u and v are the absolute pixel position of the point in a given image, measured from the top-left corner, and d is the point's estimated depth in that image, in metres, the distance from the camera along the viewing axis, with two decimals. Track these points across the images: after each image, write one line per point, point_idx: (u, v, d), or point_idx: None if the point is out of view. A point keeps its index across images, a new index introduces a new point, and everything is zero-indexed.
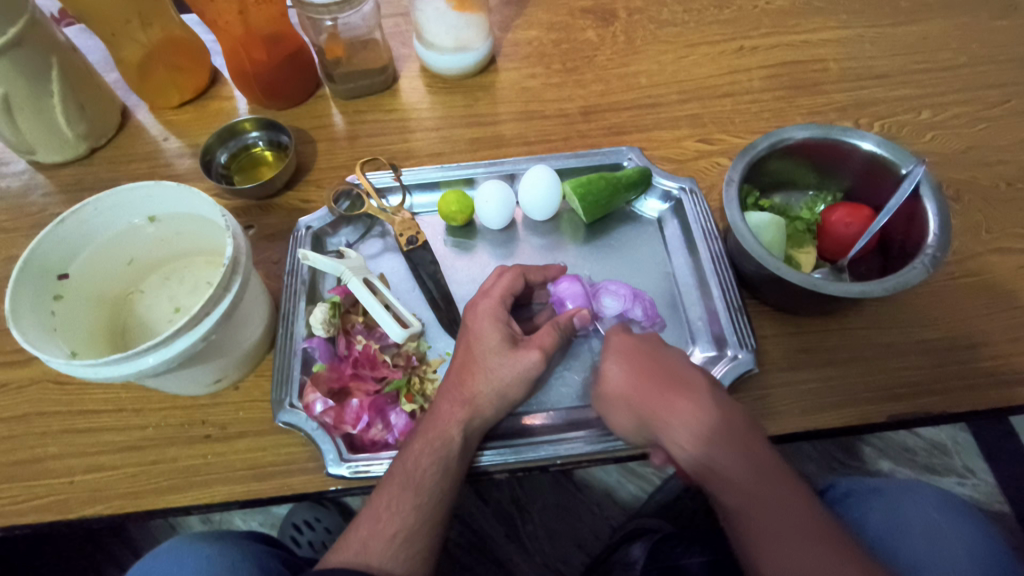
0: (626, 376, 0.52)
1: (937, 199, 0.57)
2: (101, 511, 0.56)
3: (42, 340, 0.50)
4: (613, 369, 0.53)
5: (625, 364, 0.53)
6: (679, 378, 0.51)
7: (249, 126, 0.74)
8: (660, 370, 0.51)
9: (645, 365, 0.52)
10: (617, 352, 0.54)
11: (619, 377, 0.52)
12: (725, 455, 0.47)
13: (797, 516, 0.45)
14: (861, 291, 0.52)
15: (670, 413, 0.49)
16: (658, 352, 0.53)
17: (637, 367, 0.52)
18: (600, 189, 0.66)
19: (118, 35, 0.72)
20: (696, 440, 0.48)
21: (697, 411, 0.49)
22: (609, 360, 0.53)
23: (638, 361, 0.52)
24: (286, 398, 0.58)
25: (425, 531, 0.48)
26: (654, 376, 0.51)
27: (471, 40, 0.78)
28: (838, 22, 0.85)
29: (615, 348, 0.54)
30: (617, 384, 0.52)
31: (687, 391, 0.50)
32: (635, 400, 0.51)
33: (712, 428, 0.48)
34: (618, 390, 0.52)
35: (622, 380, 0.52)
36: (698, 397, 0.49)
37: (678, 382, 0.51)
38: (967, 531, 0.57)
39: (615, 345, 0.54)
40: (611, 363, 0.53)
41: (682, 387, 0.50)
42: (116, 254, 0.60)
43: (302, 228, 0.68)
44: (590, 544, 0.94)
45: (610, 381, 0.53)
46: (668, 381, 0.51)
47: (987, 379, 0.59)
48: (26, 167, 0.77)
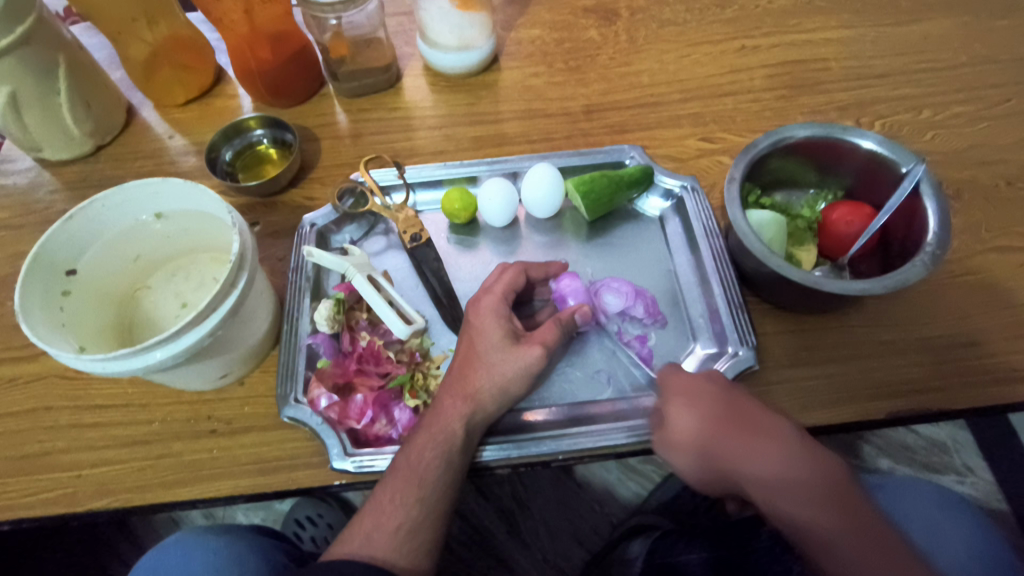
0: (701, 422, 0.49)
1: (937, 198, 0.58)
2: (107, 505, 0.56)
3: (51, 335, 0.51)
4: (681, 414, 0.50)
5: (697, 409, 0.50)
6: (758, 424, 0.48)
7: (253, 124, 0.75)
8: (736, 415, 0.49)
9: (719, 408, 0.49)
10: (684, 395, 0.51)
11: (691, 423, 0.50)
12: (822, 511, 0.43)
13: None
14: (862, 288, 0.52)
15: (754, 464, 0.46)
16: (729, 395, 0.50)
17: (711, 411, 0.49)
18: (603, 186, 0.66)
19: (124, 33, 0.73)
20: (789, 495, 0.44)
21: (786, 461, 0.46)
22: (677, 404, 0.51)
23: (709, 405, 0.50)
24: (291, 393, 0.59)
25: (427, 524, 0.49)
26: (731, 421, 0.48)
27: (474, 39, 0.79)
28: (840, 22, 0.86)
29: (682, 390, 0.51)
30: (689, 430, 0.50)
31: (769, 439, 0.47)
32: (714, 449, 0.48)
33: (804, 481, 0.45)
34: (691, 437, 0.49)
35: (696, 427, 0.49)
36: (784, 445, 0.46)
37: (759, 429, 0.48)
38: (965, 526, 0.58)
39: (682, 387, 0.52)
40: (681, 408, 0.51)
41: (764, 435, 0.47)
42: (123, 251, 0.61)
43: (307, 225, 0.68)
44: (590, 541, 0.95)
45: (680, 426, 0.50)
46: (748, 428, 0.48)
47: (986, 376, 0.59)
48: (32, 165, 0.78)
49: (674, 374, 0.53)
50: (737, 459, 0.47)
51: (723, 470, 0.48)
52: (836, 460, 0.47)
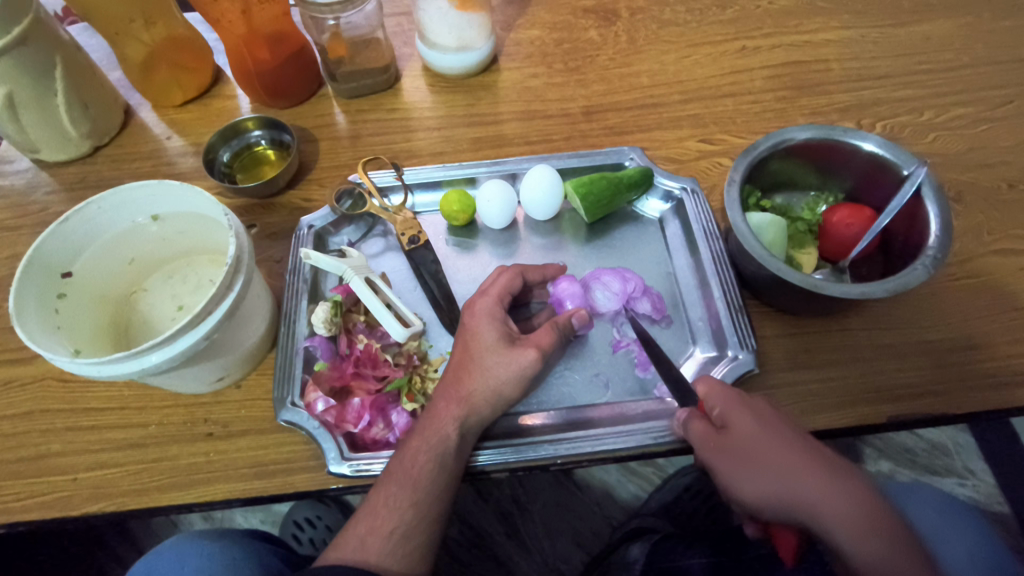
0: (780, 443, 0.47)
1: (938, 200, 0.57)
2: (103, 508, 0.56)
3: (46, 338, 0.50)
4: (755, 431, 0.48)
5: (772, 429, 0.48)
6: (829, 455, 0.47)
7: (251, 125, 0.75)
8: (807, 441, 0.48)
9: (791, 433, 0.48)
10: (755, 412, 0.49)
11: (769, 442, 0.47)
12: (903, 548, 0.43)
13: None
14: (862, 292, 0.52)
15: (822, 485, 0.45)
16: (791, 424, 0.50)
17: (786, 434, 0.48)
18: (602, 188, 0.66)
19: (121, 34, 0.72)
20: (868, 524, 0.44)
21: (862, 494, 0.45)
22: (749, 420, 0.48)
23: (781, 427, 0.48)
24: (288, 397, 0.58)
25: (422, 529, 0.49)
26: (806, 446, 0.47)
27: (473, 40, 0.78)
28: (841, 23, 0.85)
29: (752, 408, 0.49)
30: (767, 448, 0.47)
31: (844, 471, 0.46)
32: (795, 472, 0.46)
33: (862, 506, 0.45)
34: (769, 456, 0.47)
35: (774, 444, 0.47)
36: (854, 479, 0.47)
37: (833, 461, 0.47)
38: (966, 532, 0.58)
39: (751, 405, 0.49)
40: (756, 425, 0.48)
41: (830, 461, 0.47)
42: (119, 253, 0.60)
43: (304, 227, 0.68)
44: (589, 543, 0.94)
45: (755, 444, 0.47)
46: (822, 456, 0.47)
47: (987, 380, 0.59)
48: (29, 166, 0.78)
49: (732, 388, 0.51)
50: (820, 487, 0.45)
51: (799, 495, 0.45)
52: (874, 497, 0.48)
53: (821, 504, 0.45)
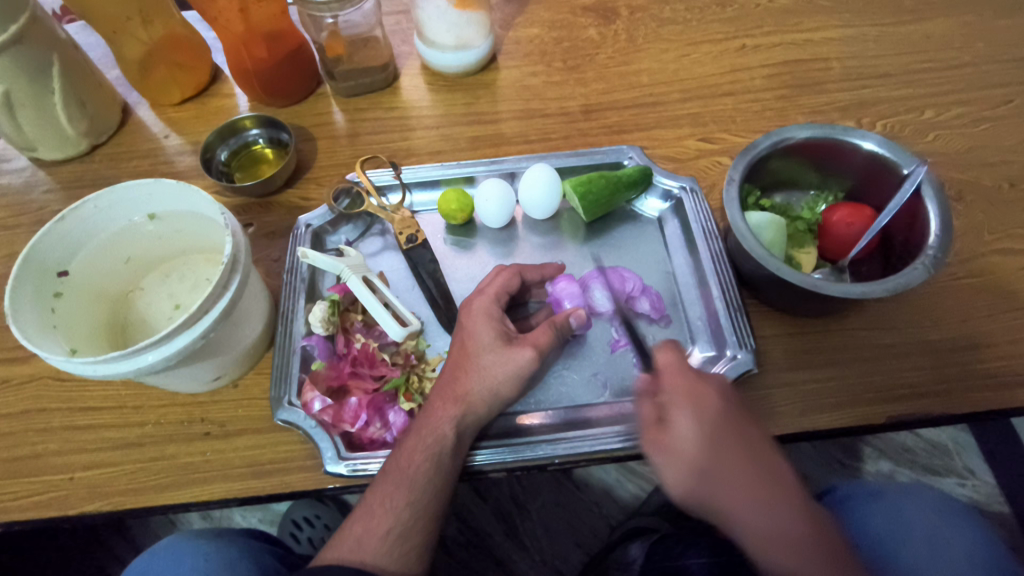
0: (715, 450, 0.44)
1: (939, 200, 0.57)
2: (100, 507, 0.56)
3: (41, 337, 0.50)
4: (693, 434, 0.45)
5: (711, 433, 0.44)
6: (766, 464, 0.44)
7: (249, 123, 0.74)
8: (747, 448, 0.44)
9: (734, 437, 0.44)
10: (698, 410, 0.45)
11: (702, 447, 0.44)
12: (825, 570, 0.41)
13: None
14: (862, 292, 0.52)
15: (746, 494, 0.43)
16: (738, 418, 0.46)
17: (727, 439, 0.44)
18: (601, 187, 0.66)
19: (118, 32, 0.72)
20: (791, 538, 0.42)
21: (793, 511, 0.43)
22: (687, 421, 0.45)
23: (724, 430, 0.45)
24: (285, 396, 0.58)
25: (418, 529, 0.49)
26: (744, 455, 0.44)
27: (472, 38, 0.78)
28: (841, 21, 0.85)
29: (695, 404, 0.46)
30: (700, 453, 0.44)
31: (774, 481, 0.44)
32: (716, 479, 0.44)
33: (787, 518, 0.43)
34: (700, 464, 0.44)
35: (706, 449, 0.44)
36: (790, 492, 0.44)
37: (770, 472, 0.44)
38: (968, 533, 0.57)
39: (696, 401, 0.46)
40: (695, 425, 0.45)
41: (766, 468, 0.44)
42: (116, 252, 0.60)
43: (302, 226, 0.68)
44: (589, 543, 0.94)
45: (688, 447, 0.45)
46: (758, 464, 0.44)
47: (987, 380, 0.58)
48: (27, 164, 0.78)
49: (682, 379, 0.47)
50: (742, 496, 0.43)
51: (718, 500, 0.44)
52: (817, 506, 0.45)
53: (741, 514, 0.43)
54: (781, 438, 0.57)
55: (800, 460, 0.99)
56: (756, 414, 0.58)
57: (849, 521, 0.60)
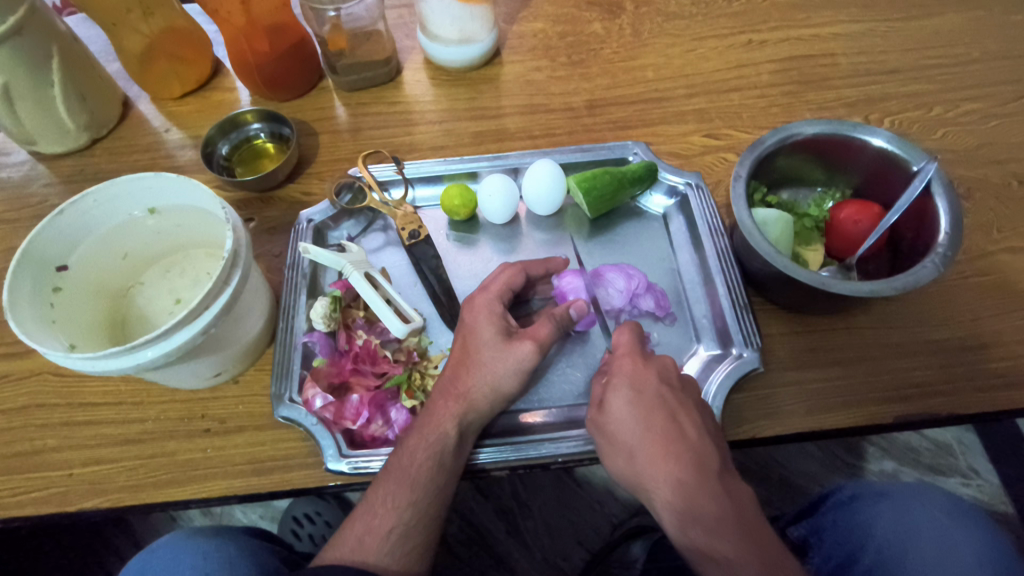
0: (641, 425, 0.49)
1: (949, 197, 0.56)
2: (99, 504, 0.55)
3: (41, 332, 0.50)
4: (624, 410, 0.50)
5: (639, 410, 0.50)
6: (690, 443, 0.48)
7: (250, 117, 0.74)
8: (672, 426, 0.49)
9: (661, 415, 0.49)
10: (633, 389, 0.51)
11: (630, 423, 0.50)
12: (731, 539, 0.45)
13: None
14: (871, 290, 0.51)
15: (663, 468, 0.48)
16: (670, 400, 0.50)
17: (653, 416, 0.49)
18: (606, 183, 0.65)
19: (119, 24, 0.71)
20: (701, 509, 0.46)
21: (707, 486, 0.46)
22: (620, 398, 0.51)
23: (653, 407, 0.50)
24: (286, 393, 0.58)
25: (420, 528, 0.48)
26: (665, 431, 0.49)
27: (475, 32, 0.77)
28: (848, 16, 0.84)
29: (631, 384, 0.51)
30: (628, 431, 0.49)
31: (695, 457, 0.48)
32: (638, 452, 0.49)
33: (701, 491, 0.46)
34: (625, 437, 0.50)
35: (632, 426, 0.49)
36: (708, 469, 0.47)
37: (689, 449, 0.48)
38: (976, 535, 0.56)
39: (632, 380, 0.51)
40: (625, 405, 0.50)
41: (688, 447, 0.48)
42: (115, 246, 0.60)
43: (304, 221, 0.67)
44: (590, 540, 0.94)
45: (617, 420, 0.50)
46: (680, 442, 0.48)
47: (996, 380, 0.58)
48: (27, 158, 0.77)
49: (626, 360, 0.52)
50: (660, 469, 0.48)
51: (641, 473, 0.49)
52: (744, 488, 0.48)
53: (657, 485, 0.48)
54: (784, 437, 0.56)
55: (803, 459, 0.99)
56: (762, 414, 0.57)
57: (857, 523, 0.59)
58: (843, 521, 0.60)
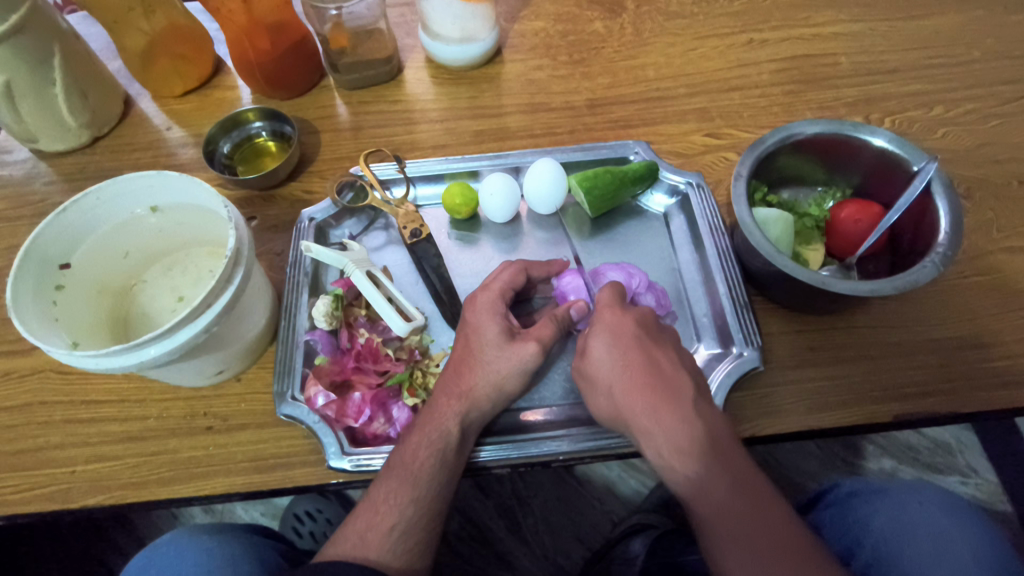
0: (617, 363, 0.51)
1: (949, 197, 0.57)
2: (101, 502, 0.56)
3: (43, 329, 0.50)
4: (601, 351, 0.52)
5: (616, 350, 0.52)
6: (665, 378, 0.50)
7: (251, 116, 0.74)
8: (648, 362, 0.51)
9: (636, 353, 0.51)
10: (610, 333, 0.53)
11: (607, 362, 0.52)
12: (703, 459, 0.46)
13: (746, 515, 0.44)
14: (871, 290, 0.51)
15: (639, 400, 0.49)
16: (646, 340, 0.52)
17: (629, 354, 0.51)
18: (606, 183, 0.65)
19: (121, 22, 0.71)
20: (675, 434, 0.47)
21: (681, 413, 0.48)
22: (598, 341, 0.53)
23: (629, 347, 0.52)
24: (288, 390, 0.58)
25: (423, 524, 0.48)
26: (641, 368, 0.50)
27: (476, 31, 0.77)
28: (849, 16, 0.84)
29: (608, 328, 0.53)
30: (606, 370, 0.51)
31: (669, 388, 0.49)
32: (616, 389, 0.51)
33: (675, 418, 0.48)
34: (602, 376, 0.52)
35: (609, 365, 0.51)
36: (682, 398, 0.49)
37: (662, 381, 0.50)
38: (972, 532, 0.57)
39: (609, 325, 0.53)
40: (603, 347, 0.52)
41: (662, 380, 0.50)
42: (116, 245, 0.60)
43: (305, 219, 0.68)
44: (590, 538, 0.94)
45: (596, 362, 0.52)
46: (655, 376, 0.50)
47: (994, 379, 0.58)
48: (28, 156, 0.77)
49: (606, 310, 0.54)
50: (636, 401, 0.49)
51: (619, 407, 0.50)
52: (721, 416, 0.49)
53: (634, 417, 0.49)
54: (783, 435, 0.57)
55: (802, 457, 0.99)
56: (761, 412, 0.57)
57: (855, 518, 0.60)
58: (841, 518, 0.61)
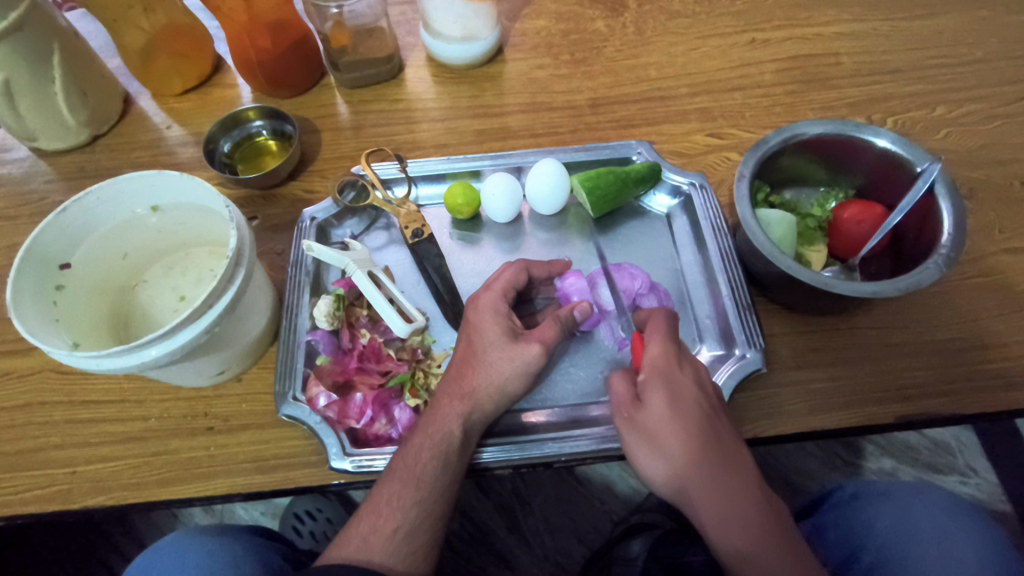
0: (685, 426, 0.48)
1: (952, 198, 0.56)
2: (102, 502, 0.56)
3: (43, 330, 0.50)
4: (662, 410, 0.48)
5: (681, 410, 0.48)
6: (729, 449, 0.48)
7: (252, 114, 0.73)
8: (712, 432, 0.48)
9: (703, 419, 0.48)
10: (671, 388, 0.49)
11: (671, 423, 0.48)
12: (774, 546, 0.45)
13: None
14: (874, 291, 0.51)
15: (706, 472, 0.47)
16: (707, 405, 0.50)
17: (696, 419, 0.48)
18: (609, 183, 0.65)
19: (120, 20, 0.71)
20: (744, 517, 0.46)
21: (749, 492, 0.47)
22: (660, 395, 0.49)
23: (692, 412, 0.48)
24: (289, 391, 0.58)
25: (426, 526, 0.48)
26: (706, 434, 0.48)
27: (478, 30, 0.77)
28: (851, 16, 0.84)
29: (670, 382, 0.49)
30: (670, 432, 0.48)
31: (736, 462, 0.48)
32: (682, 454, 0.47)
33: (744, 499, 0.46)
34: (667, 437, 0.48)
35: (675, 425, 0.48)
36: (747, 475, 0.48)
37: (730, 456, 0.48)
38: (975, 533, 0.57)
39: (672, 379, 0.49)
40: (666, 403, 0.49)
41: (730, 454, 0.48)
42: (116, 244, 0.59)
43: (306, 219, 0.67)
44: (590, 537, 0.94)
45: (654, 419, 0.48)
46: (722, 447, 0.48)
47: (996, 381, 0.58)
48: (27, 154, 0.77)
49: (661, 359, 0.50)
50: (705, 472, 0.47)
51: (683, 477, 0.47)
52: (777, 500, 0.49)
53: (701, 490, 0.47)
54: (785, 436, 0.57)
55: (802, 458, 0.99)
56: (764, 413, 0.57)
57: (858, 522, 0.60)
58: (845, 520, 0.61)
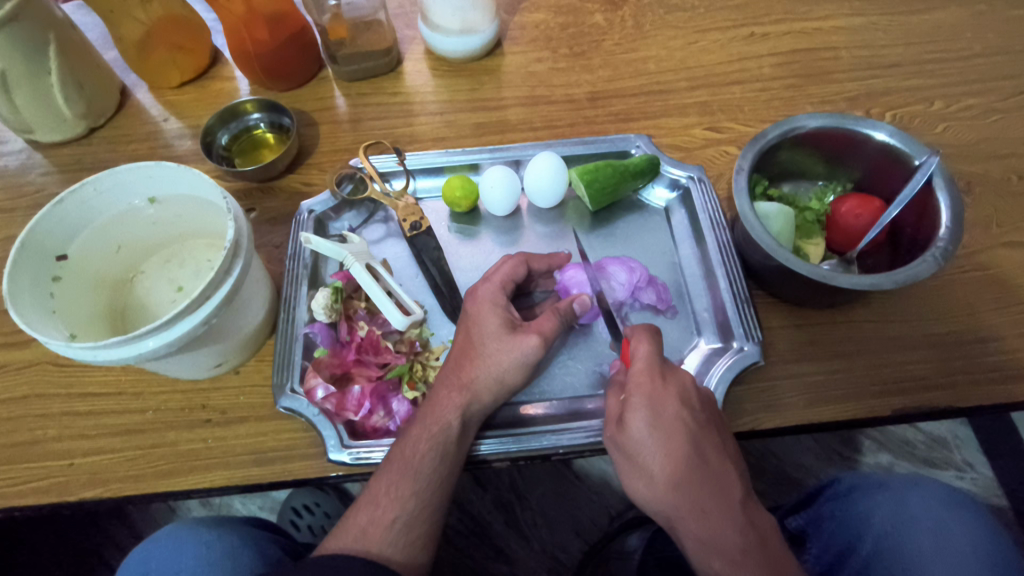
0: (664, 449, 0.47)
1: (949, 191, 0.56)
2: (99, 494, 0.55)
3: (40, 322, 0.49)
4: (643, 432, 0.48)
5: (661, 433, 0.47)
6: (712, 472, 0.47)
7: (249, 108, 0.73)
8: (695, 455, 0.47)
9: (685, 441, 0.47)
10: (652, 408, 0.48)
11: (651, 447, 0.47)
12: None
13: None
14: (872, 283, 0.51)
15: (684, 498, 0.46)
16: (693, 426, 0.48)
17: (677, 442, 0.47)
18: (607, 176, 0.65)
19: (118, 11, 0.70)
20: (724, 544, 0.45)
21: (731, 519, 0.45)
22: (641, 416, 0.48)
23: (673, 434, 0.47)
24: (287, 383, 0.58)
25: (425, 517, 0.48)
26: (688, 458, 0.47)
27: (476, 22, 0.77)
28: (850, 9, 0.84)
29: (652, 403, 0.48)
30: (650, 455, 0.47)
31: (718, 486, 0.47)
32: (660, 478, 0.47)
33: (724, 524, 0.45)
34: (646, 460, 0.47)
35: (654, 449, 0.47)
36: (732, 499, 0.47)
37: (714, 478, 0.47)
38: (971, 525, 0.57)
39: (652, 400, 0.48)
40: (646, 426, 0.48)
41: (713, 477, 0.47)
42: (112, 236, 0.59)
43: (304, 212, 0.67)
44: (588, 532, 0.94)
45: (637, 441, 0.48)
46: (704, 470, 0.47)
47: (992, 374, 0.58)
48: (24, 146, 0.76)
49: (644, 378, 0.50)
50: (684, 497, 0.46)
51: (664, 500, 0.47)
52: (769, 524, 0.47)
53: (681, 514, 0.46)
54: (781, 430, 0.57)
55: (800, 453, 1.00)
56: (762, 406, 0.57)
57: (855, 512, 0.60)
58: (841, 512, 0.61)
